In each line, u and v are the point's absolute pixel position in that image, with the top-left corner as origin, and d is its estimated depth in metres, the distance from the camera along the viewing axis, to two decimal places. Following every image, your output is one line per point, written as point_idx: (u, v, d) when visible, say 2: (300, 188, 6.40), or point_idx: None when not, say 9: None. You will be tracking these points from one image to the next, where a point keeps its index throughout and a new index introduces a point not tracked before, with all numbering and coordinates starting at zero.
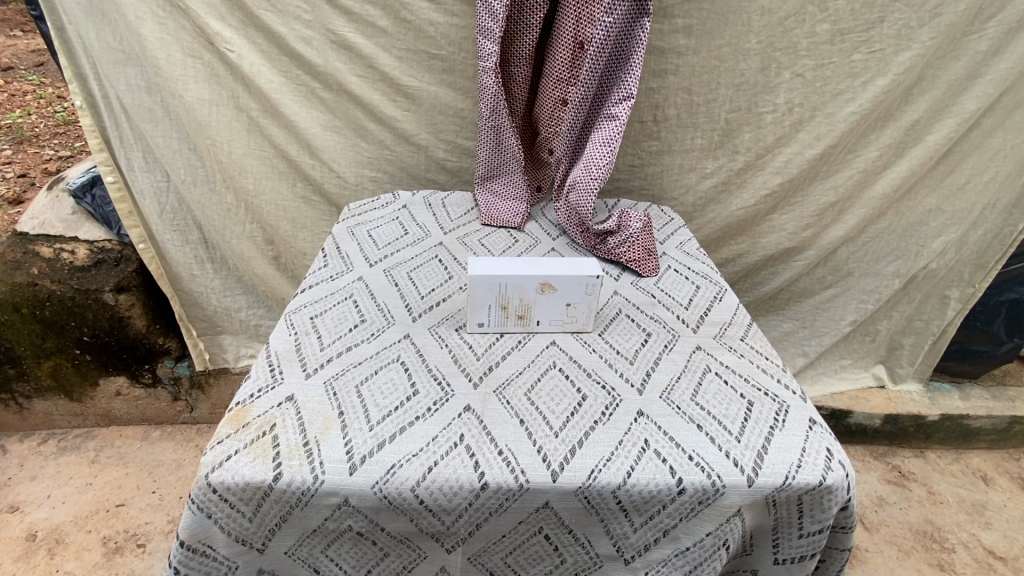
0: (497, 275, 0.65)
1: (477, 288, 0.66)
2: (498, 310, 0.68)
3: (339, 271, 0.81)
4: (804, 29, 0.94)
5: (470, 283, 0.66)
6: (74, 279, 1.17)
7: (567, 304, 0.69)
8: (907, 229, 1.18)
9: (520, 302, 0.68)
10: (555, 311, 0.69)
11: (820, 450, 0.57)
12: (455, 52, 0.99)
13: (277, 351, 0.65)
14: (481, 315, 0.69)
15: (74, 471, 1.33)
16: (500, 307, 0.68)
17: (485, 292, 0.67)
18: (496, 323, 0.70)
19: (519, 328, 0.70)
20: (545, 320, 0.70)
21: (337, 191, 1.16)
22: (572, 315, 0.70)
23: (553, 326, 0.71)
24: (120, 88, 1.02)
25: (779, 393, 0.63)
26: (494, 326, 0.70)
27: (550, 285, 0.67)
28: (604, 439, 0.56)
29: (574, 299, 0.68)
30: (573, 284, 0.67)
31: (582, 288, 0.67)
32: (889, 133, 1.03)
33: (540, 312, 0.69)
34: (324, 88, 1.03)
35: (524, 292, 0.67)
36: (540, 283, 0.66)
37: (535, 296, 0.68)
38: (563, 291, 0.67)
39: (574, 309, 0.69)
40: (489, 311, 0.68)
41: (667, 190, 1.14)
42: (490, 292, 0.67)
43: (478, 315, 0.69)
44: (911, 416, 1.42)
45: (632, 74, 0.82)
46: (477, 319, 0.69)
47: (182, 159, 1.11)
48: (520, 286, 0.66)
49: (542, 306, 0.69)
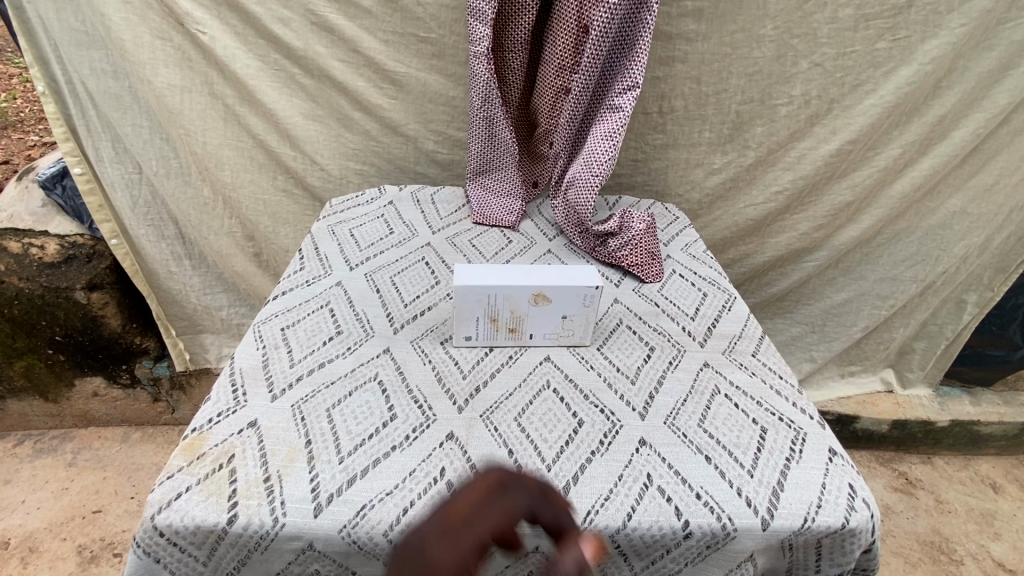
0: (485, 286, 0.59)
1: (461, 300, 0.60)
2: (486, 324, 0.62)
3: (316, 275, 0.74)
4: (825, 14, 0.86)
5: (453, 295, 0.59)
6: (41, 276, 1.09)
7: (563, 316, 0.63)
8: (928, 231, 1.11)
9: (511, 315, 0.62)
10: (550, 325, 0.63)
11: (841, 486, 0.51)
12: (445, 36, 0.91)
13: (241, 368, 0.59)
14: (468, 328, 0.63)
15: (50, 474, 1.27)
16: (488, 320, 0.62)
17: (470, 305, 0.61)
18: (483, 337, 0.64)
19: (509, 341, 0.64)
20: (538, 333, 0.64)
21: (320, 185, 1.09)
22: (569, 329, 0.64)
23: (547, 340, 0.65)
24: (84, 72, 0.95)
25: (795, 419, 0.57)
26: (482, 340, 0.64)
27: (544, 296, 0.60)
28: (602, 474, 0.50)
29: (570, 311, 0.62)
30: (570, 296, 0.61)
31: (580, 300, 0.61)
32: (913, 129, 0.96)
33: (532, 325, 0.63)
34: (304, 73, 0.96)
35: (515, 305, 0.61)
36: (533, 294, 0.60)
37: (527, 308, 0.61)
38: (558, 303, 0.61)
39: (571, 322, 0.63)
40: (476, 324, 0.62)
41: (671, 187, 1.07)
42: (476, 304, 0.61)
43: (464, 328, 0.62)
44: (919, 422, 1.37)
45: (638, 61, 0.75)
46: (463, 333, 0.63)
47: (154, 150, 1.04)
48: (510, 298, 0.60)
49: (534, 320, 0.63)
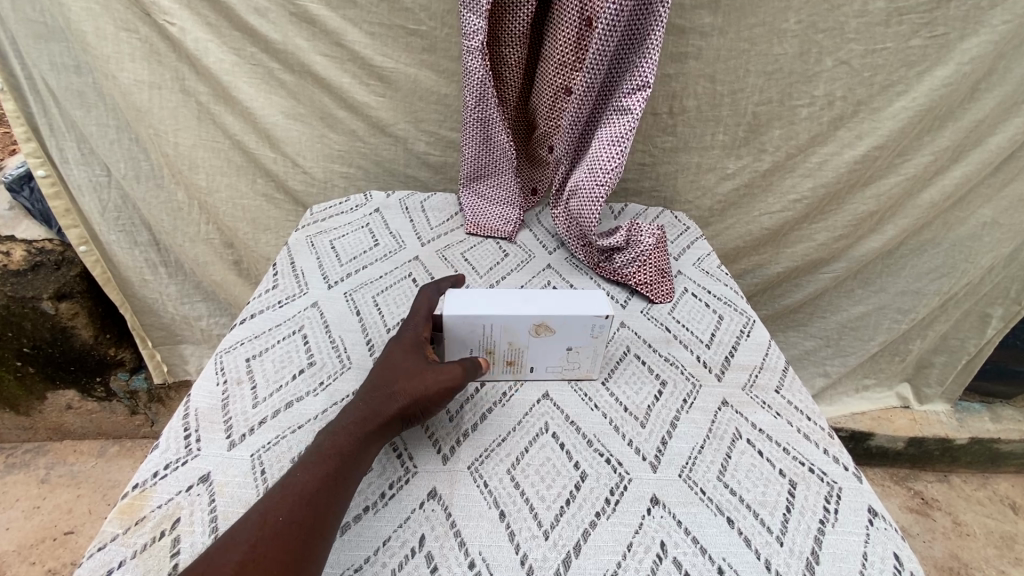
0: (479, 315, 0.52)
1: (451, 331, 0.53)
2: (480, 356, 0.55)
3: (289, 295, 0.67)
4: (855, 7, 0.78)
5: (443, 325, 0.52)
6: (6, 285, 1.02)
7: (568, 349, 0.56)
8: (955, 241, 1.04)
9: (508, 347, 0.55)
10: (553, 357, 0.56)
11: (885, 557, 0.44)
12: (436, 29, 0.83)
13: (197, 409, 0.52)
14: None
15: (21, 492, 1.20)
16: (483, 353, 0.55)
17: (461, 336, 0.54)
18: (477, 370, 0.57)
19: (506, 375, 0.57)
20: (538, 366, 0.57)
21: (303, 189, 1.01)
22: (574, 362, 0.57)
23: (549, 373, 0.58)
24: (43, 67, 0.87)
25: (827, 471, 0.50)
26: (476, 374, 0.57)
27: (546, 326, 0.53)
28: (608, 542, 0.43)
29: (575, 342, 0.55)
30: (576, 327, 0.54)
31: (588, 331, 0.54)
32: (945, 134, 0.89)
33: (532, 357, 0.56)
34: (284, 69, 0.88)
35: (513, 335, 0.54)
36: (533, 324, 0.53)
37: (526, 340, 0.54)
38: (562, 334, 0.54)
39: (577, 354, 0.56)
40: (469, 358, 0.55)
41: (680, 193, 1.00)
42: (468, 334, 0.54)
43: None
44: (937, 440, 1.30)
45: (649, 58, 0.67)
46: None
47: (122, 151, 0.97)
48: (508, 329, 0.53)
49: (535, 352, 0.56)
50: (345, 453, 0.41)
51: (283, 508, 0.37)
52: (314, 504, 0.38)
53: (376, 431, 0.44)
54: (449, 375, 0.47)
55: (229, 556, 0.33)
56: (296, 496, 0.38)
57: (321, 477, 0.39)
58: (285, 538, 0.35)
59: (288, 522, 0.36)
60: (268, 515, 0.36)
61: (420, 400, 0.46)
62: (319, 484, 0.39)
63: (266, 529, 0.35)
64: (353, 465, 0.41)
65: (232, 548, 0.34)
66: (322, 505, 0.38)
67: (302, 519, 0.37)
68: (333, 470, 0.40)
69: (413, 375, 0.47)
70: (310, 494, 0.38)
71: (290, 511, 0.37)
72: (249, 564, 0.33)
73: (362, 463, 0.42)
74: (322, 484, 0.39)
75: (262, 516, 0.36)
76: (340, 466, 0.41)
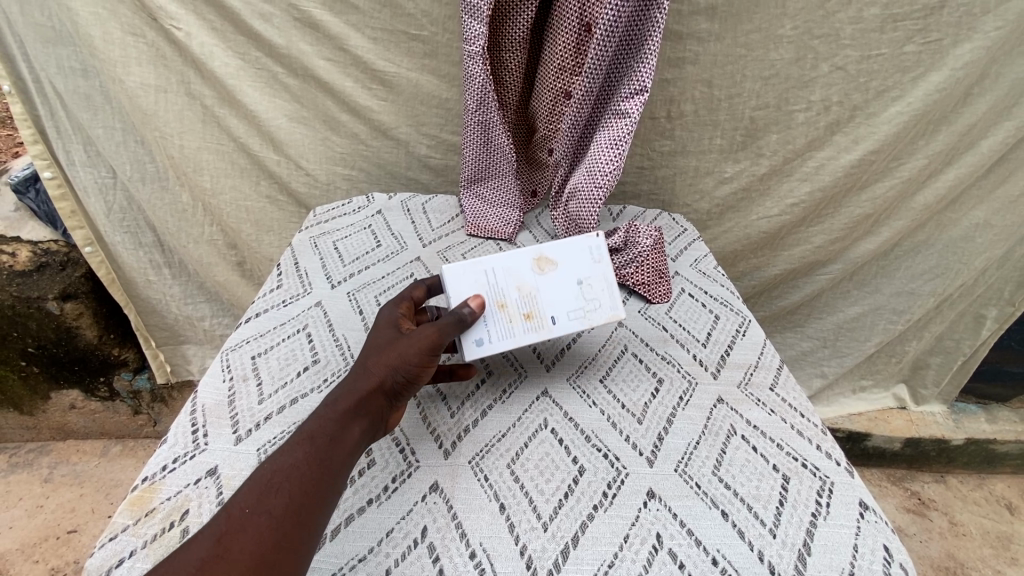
0: (478, 258, 0.52)
1: (459, 288, 0.51)
2: (495, 312, 0.52)
3: (294, 295, 0.68)
4: (849, 14, 0.80)
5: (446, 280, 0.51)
6: (12, 286, 1.02)
7: (580, 283, 0.54)
8: (950, 243, 1.05)
9: (520, 295, 0.53)
10: (569, 298, 0.54)
11: (876, 549, 0.45)
12: (438, 34, 0.85)
13: (204, 405, 0.53)
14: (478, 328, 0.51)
15: (24, 491, 1.21)
16: (498, 308, 0.52)
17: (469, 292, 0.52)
18: (500, 335, 0.52)
19: (531, 335, 0.53)
20: (559, 315, 0.54)
21: (306, 192, 1.03)
22: (592, 299, 0.54)
23: (575, 320, 0.54)
24: (51, 71, 0.89)
25: (820, 466, 0.51)
26: (500, 340, 0.52)
27: (547, 258, 0.54)
28: (606, 534, 0.45)
29: (582, 274, 0.54)
30: (576, 255, 0.54)
31: (588, 256, 0.55)
32: (939, 138, 0.90)
33: (550, 303, 0.53)
34: (288, 73, 0.90)
35: (519, 278, 0.53)
36: (534, 260, 0.54)
37: (536, 280, 0.53)
38: (565, 265, 0.54)
39: (591, 287, 0.54)
40: (486, 318, 0.52)
41: (679, 196, 1.01)
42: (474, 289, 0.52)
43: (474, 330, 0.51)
44: (934, 441, 1.31)
45: (647, 63, 0.69)
46: (473, 335, 0.51)
47: (128, 153, 0.98)
48: (512, 272, 0.53)
49: (549, 294, 0.53)
50: (320, 437, 0.41)
51: (250, 499, 0.37)
52: (284, 492, 0.38)
53: (350, 410, 0.43)
54: (422, 337, 0.45)
55: (195, 552, 0.35)
56: (263, 487, 0.38)
57: (292, 464, 0.39)
58: (252, 531, 0.36)
59: (254, 514, 0.37)
60: (235, 508, 0.37)
61: (394, 368, 0.44)
62: (289, 472, 0.39)
63: (233, 521, 0.36)
64: (331, 447, 0.41)
65: (199, 544, 0.35)
66: (295, 491, 0.38)
67: (271, 509, 0.37)
68: (307, 455, 0.40)
69: (386, 347, 0.46)
70: (279, 482, 0.38)
71: (256, 502, 0.37)
72: (216, 559, 0.34)
73: (345, 443, 0.42)
74: (292, 471, 0.39)
75: (228, 509, 0.37)
76: (314, 451, 0.40)
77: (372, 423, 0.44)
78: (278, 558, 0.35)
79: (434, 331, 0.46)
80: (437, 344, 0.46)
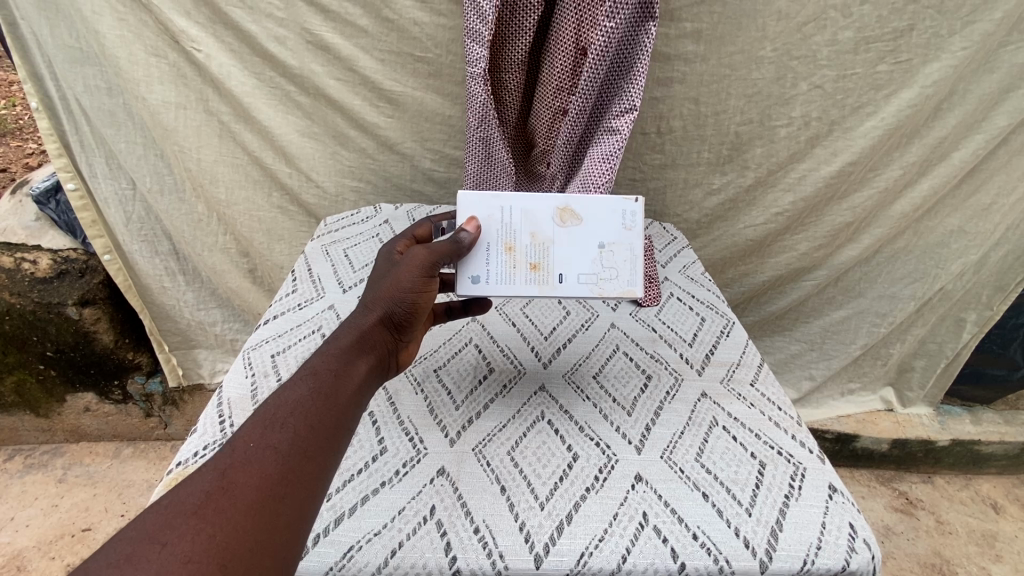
0: (500, 195, 0.56)
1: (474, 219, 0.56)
2: (502, 253, 0.56)
3: (308, 299, 0.73)
4: (825, 37, 0.86)
5: (460, 208, 0.56)
6: (34, 292, 1.07)
7: (599, 246, 0.57)
8: (927, 249, 1.10)
9: (532, 243, 0.57)
10: (581, 260, 0.57)
11: (841, 526, 0.50)
12: (442, 55, 0.90)
13: (229, 398, 0.58)
14: (481, 262, 0.56)
15: (40, 491, 1.25)
16: (505, 250, 0.56)
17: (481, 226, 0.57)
18: (499, 277, 0.56)
19: (531, 285, 0.56)
20: (566, 274, 0.57)
21: (316, 203, 1.08)
22: (605, 267, 0.57)
23: (581, 280, 0.57)
24: (77, 89, 0.94)
25: (794, 453, 0.56)
26: (498, 283, 0.56)
27: (570, 212, 0.57)
28: (597, 512, 0.49)
29: (604, 238, 0.57)
30: (602, 216, 0.58)
31: (615, 220, 0.58)
32: (912, 150, 0.96)
33: (559, 258, 0.57)
34: (301, 91, 0.95)
35: (537, 225, 0.57)
36: (557, 210, 0.57)
37: (552, 232, 0.57)
38: (587, 225, 0.57)
39: (610, 254, 0.57)
40: (490, 257, 0.56)
41: (670, 206, 1.07)
42: (488, 224, 0.57)
43: (477, 262, 0.56)
44: (920, 441, 1.35)
45: (636, 84, 0.75)
46: (473, 272, 0.56)
47: (148, 166, 1.04)
48: (532, 216, 0.57)
49: (560, 250, 0.57)
50: (324, 373, 0.43)
51: (257, 432, 0.38)
52: (290, 427, 0.39)
53: (352, 347, 0.46)
54: (415, 261, 0.51)
55: (198, 485, 0.34)
56: (269, 420, 0.39)
57: (298, 398, 0.40)
58: (259, 464, 0.36)
59: (262, 446, 0.37)
60: (241, 440, 0.37)
61: (389, 299, 0.49)
62: (295, 407, 0.40)
63: (239, 454, 0.36)
64: (335, 383, 0.43)
65: (202, 476, 0.35)
66: (302, 423, 0.39)
67: (277, 443, 0.37)
68: (314, 393, 0.41)
69: (381, 285, 0.51)
70: (285, 416, 0.39)
71: (263, 435, 0.38)
72: (223, 489, 0.34)
73: (349, 379, 0.44)
74: (298, 405, 0.40)
75: (232, 443, 0.37)
76: (319, 387, 0.42)
77: (375, 360, 0.47)
78: (288, 485, 0.36)
79: (426, 254, 0.52)
80: (427, 270, 0.51)
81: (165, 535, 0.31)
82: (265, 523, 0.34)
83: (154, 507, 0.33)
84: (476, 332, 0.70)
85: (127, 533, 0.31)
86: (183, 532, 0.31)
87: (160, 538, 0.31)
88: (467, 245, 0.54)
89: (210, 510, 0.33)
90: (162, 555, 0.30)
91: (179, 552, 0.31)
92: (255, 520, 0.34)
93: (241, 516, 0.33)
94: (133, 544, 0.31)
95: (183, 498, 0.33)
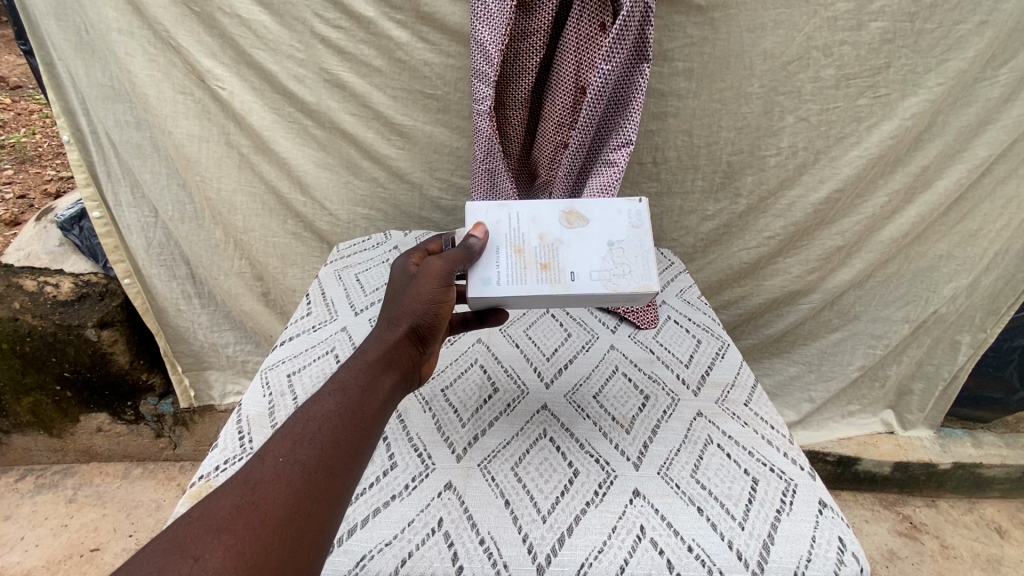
0: (506, 203, 0.62)
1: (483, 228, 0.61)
2: (511, 255, 0.59)
3: (322, 321, 0.77)
4: (809, 74, 0.91)
5: (471, 218, 0.61)
6: (55, 314, 1.12)
7: (608, 245, 0.60)
8: (918, 273, 1.14)
9: (541, 245, 0.60)
10: (592, 258, 0.59)
11: (831, 539, 0.52)
12: (450, 93, 0.96)
13: (249, 415, 0.62)
14: (492, 264, 0.59)
15: (50, 511, 1.27)
16: (514, 252, 0.59)
17: (490, 233, 0.61)
18: (509, 278, 0.58)
19: (542, 283, 0.58)
20: (577, 271, 0.58)
21: (328, 230, 1.13)
22: (617, 263, 0.59)
23: (591, 274, 0.58)
24: (108, 124, 1.01)
25: (784, 469, 0.58)
26: (508, 283, 0.58)
27: (577, 215, 0.61)
28: (597, 525, 0.52)
29: (614, 237, 0.60)
30: (609, 218, 0.61)
31: (621, 220, 0.61)
32: (897, 177, 1.00)
33: (569, 255, 0.59)
34: (317, 125, 1.01)
35: (544, 229, 0.61)
36: (564, 214, 0.61)
37: (561, 233, 0.60)
38: (593, 226, 0.61)
39: (621, 252, 0.59)
40: (500, 260, 0.59)
41: (667, 232, 1.11)
42: (496, 230, 0.61)
43: (488, 265, 0.59)
44: (922, 464, 1.36)
45: (631, 120, 0.79)
46: (484, 275, 0.58)
47: (171, 196, 1.09)
48: (541, 221, 0.61)
49: (570, 250, 0.59)
50: (351, 389, 0.46)
51: (285, 449, 0.41)
52: (317, 443, 0.41)
53: (379, 362, 0.49)
54: (433, 271, 0.54)
55: (228, 500, 0.37)
56: (297, 437, 0.41)
57: (325, 415, 0.43)
58: (286, 478, 0.39)
59: (291, 462, 0.40)
60: (270, 453, 0.40)
61: (413, 308, 0.53)
62: (321, 423, 0.43)
63: (268, 470, 0.39)
64: (359, 400, 0.46)
65: (232, 492, 0.37)
66: (329, 439, 0.42)
67: (304, 458, 0.40)
68: (340, 409, 0.44)
69: (405, 296, 0.54)
70: (313, 432, 0.42)
71: (291, 451, 0.40)
72: (252, 506, 0.37)
73: (373, 395, 0.47)
74: (325, 421, 0.43)
75: (264, 457, 0.40)
76: (344, 404, 0.45)
77: (398, 373, 0.50)
78: (314, 499, 0.39)
79: (442, 263, 0.55)
80: (446, 278, 0.55)
81: (197, 549, 0.34)
82: (290, 538, 0.36)
83: (187, 521, 0.35)
84: (481, 352, 0.74)
85: (160, 545, 0.34)
86: (215, 547, 0.34)
87: (193, 552, 0.34)
88: (477, 250, 0.58)
89: (239, 526, 0.35)
90: (195, 569, 0.33)
91: (211, 566, 0.33)
92: (281, 536, 0.36)
93: (268, 530, 0.36)
94: (167, 559, 0.33)
95: (215, 513, 0.36)
